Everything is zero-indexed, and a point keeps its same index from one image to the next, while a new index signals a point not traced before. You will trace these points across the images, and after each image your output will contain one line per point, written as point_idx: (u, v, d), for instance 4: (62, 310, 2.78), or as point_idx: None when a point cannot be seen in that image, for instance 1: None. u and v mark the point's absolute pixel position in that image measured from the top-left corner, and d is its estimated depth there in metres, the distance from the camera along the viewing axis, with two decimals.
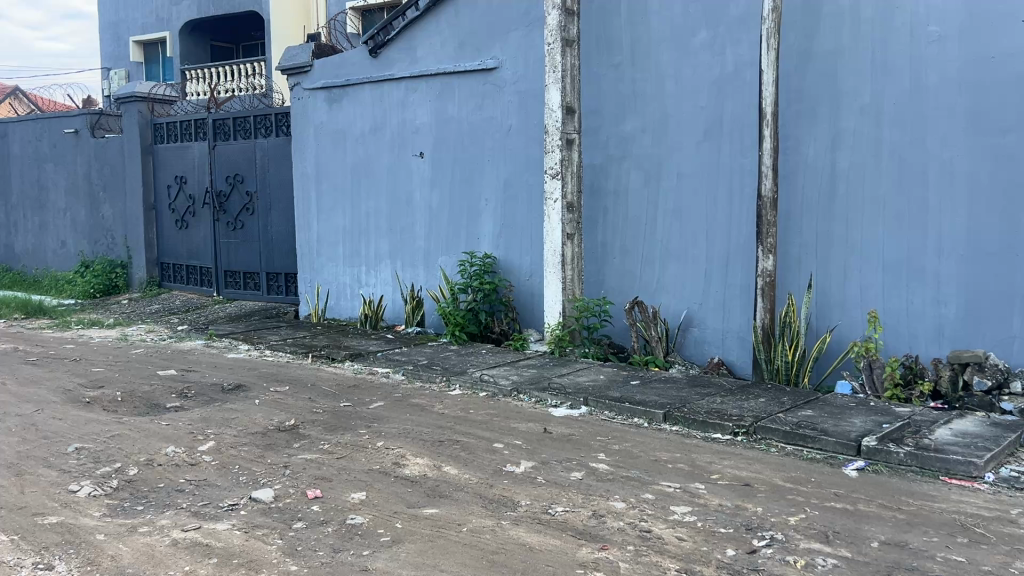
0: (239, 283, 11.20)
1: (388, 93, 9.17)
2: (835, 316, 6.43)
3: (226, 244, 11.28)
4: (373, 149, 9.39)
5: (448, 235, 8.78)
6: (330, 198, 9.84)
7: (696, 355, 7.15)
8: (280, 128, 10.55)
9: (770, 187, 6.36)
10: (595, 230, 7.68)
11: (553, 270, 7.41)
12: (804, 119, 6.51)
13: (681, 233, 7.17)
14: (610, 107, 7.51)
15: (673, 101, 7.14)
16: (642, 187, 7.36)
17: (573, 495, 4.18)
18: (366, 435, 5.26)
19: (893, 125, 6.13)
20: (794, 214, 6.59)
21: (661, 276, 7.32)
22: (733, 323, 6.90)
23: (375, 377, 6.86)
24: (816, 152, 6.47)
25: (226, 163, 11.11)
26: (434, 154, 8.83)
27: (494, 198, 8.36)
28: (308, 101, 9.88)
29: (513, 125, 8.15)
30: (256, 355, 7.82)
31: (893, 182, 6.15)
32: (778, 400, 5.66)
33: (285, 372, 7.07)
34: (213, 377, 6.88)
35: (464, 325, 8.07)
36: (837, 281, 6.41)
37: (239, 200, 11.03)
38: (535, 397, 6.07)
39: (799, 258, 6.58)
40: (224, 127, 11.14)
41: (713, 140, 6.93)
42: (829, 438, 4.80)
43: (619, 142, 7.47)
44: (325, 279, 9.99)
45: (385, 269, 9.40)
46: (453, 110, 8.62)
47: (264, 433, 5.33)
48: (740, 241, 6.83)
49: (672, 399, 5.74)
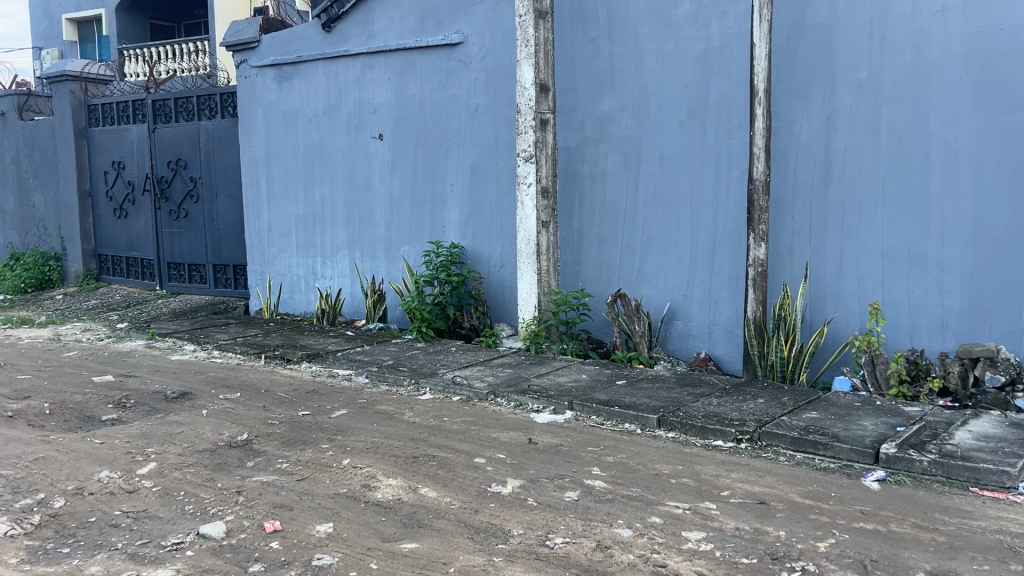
0: (184, 276, 10.46)
1: (343, 71, 8.53)
2: (831, 307, 6.03)
3: (169, 234, 10.52)
4: (327, 131, 8.74)
5: (411, 224, 8.19)
6: (281, 184, 9.16)
7: (681, 350, 6.71)
8: (226, 109, 9.83)
9: (763, 170, 5.92)
10: (571, 217, 7.18)
11: (527, 261, 6.89)
12: (797, 97, 6.07)
13: (664, 220, 6.70)
14: (585, 84, 7.00)
15: (653, 78, 6.65)
16: (621, 170, 6.87)
17: (571, 522, 3.68)
18: (329, 451, 4.69)
19: (892, 104, 5.71)
20: (787, 199, 6.16)
21: (642, 266, 6.85)
22: (721, 315, 6.46)
23: (336, 381, 6.27)
24: (809, 133, 6.04)
25: (168, 147, 10.33)
26: (394, 136, 8.22)
27: (460, 183, 7.80)
28: (256, 79, 9.19)
29: (480, 104, 7.59)
30: (203, 356, 7.16)
31: (893, 164, 5.75)
32: (778, 400, 5.23)
33: (235, 376, 6.44)
34: (155, 384, 6.22)
35: (430, 320, 7.49)
36: (832, 271, 6.01)
37: (182, 186, 10.27)
38: (514, 401, 5.56)
39: (791, 247, 6.16)
40: (164, 108, 10.36)
41: (698, 120, 6.46)
42: (843, 445, 4.40)
43: (596, 122, 6.97)
44: (277, 271, 9.34)
45: (343, 260, 8.78)
46: (414, 89, 8.03)
47: (214, 451, 4.73)
48: (728, 228, 6.38)
49: (664, 402, 5.27)
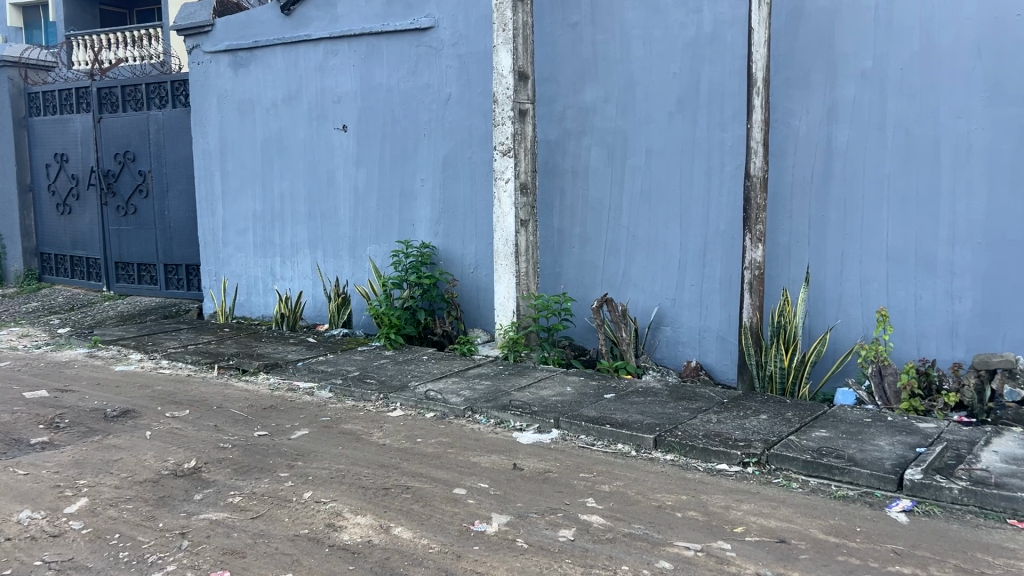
0: (133, 276, 9.78)
1: (303, 57, 7.95)
2: (831, 312, 5.63)
3: (116, 232, 9.83)
4: (287, 122, 8.15)
5: (378, 222, 7.65)
6: (237, 179, 8.55)
7: (670, 358, 6.26)
8: (177, 97, 9.18)
9: (761, 166, 5.49)
10: (551, 215, 6.70)
11: (505, 262, 6.39)
12: (796, 88, 5.65)
13: (651, 218, 6.26)
14: (567, 72, 6.52)
15: (640, 65, 6.19)
16: (606, 165, 6.41)
17: (570, 569, 3.19)
18: (288, 481, 4.15)
19: (899, 94, 5.31)
20: (784, 197, 5.75)
21: (628, 268, 6.40)
22: (713, 321, 6.03)
23: (297, 396, 5.72)
24: (809, 126, 5.62)
25: (115, 138, 9.64)
26: (359, 128, 7.67)
27: (431, 179, 7.28)
28: (210, 66, 8.57)
29: (453, 93, 7.07)
30: (150, 366, 6.55)
31: (899, 159, 5.35)
32: (783, 417, 4.80)
33: (185, 390, 5.85)
34: (94, 400, 5.60)
35: (400, 326, 6.94)
36: (834, 274, 5.60)
37: (130, 180, 9.59)
38: (494, 418, 5.06)
39: (789, 248, 5.75)
40: (111, 96, 9.67)
41: (688, 111, 6.01)
42: (862, 469, 3.98)
43: (578, 114, 6.49)
44: (233, 272, 8.73)
45: (304, 260, 8.20)
46: (381, 77, 7.48)
47: (156, 482, 4.16)
48: (721, 227, 5.95)
49: (659, 419, 4.81)
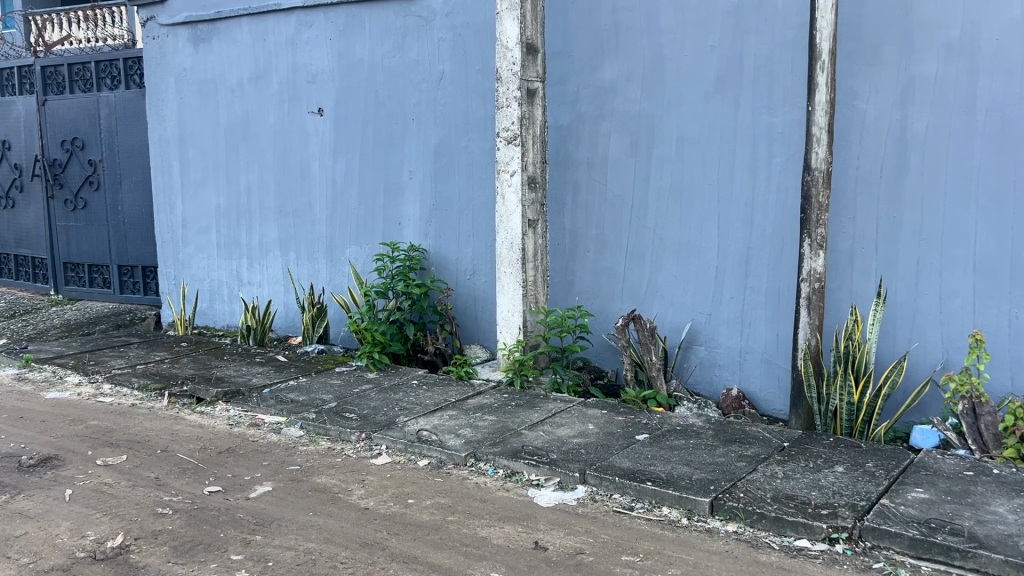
0: (83, 279, 8.73)
1: (273, 30, 6.92)
2: (903, 333, 4.70)
3: (64, 229, 8.74)
4: (254, 104, 7.11)
5: (358, 220, 6.65)
6: (198, 169, 7.51)
7: (705, 385, 5.33)
8: (131, 77, 8.10)
9: (824, 157, 4.52)
10: (562, 213, 5.74)
11: (510, 270, 5.42)
12: (863, 63, 4.70)
13: (683, 218, 5.30)
14: (582, 46, 5.55)
15: (671, 37, 5.21)
16: (628, 155, 5.45)
17: None
18: (241, 570, 3.16)
19: (993, 71, 4.37)
20: (847, 194, 4.81)
21: (653, 276, 5.44)
22: (757, 341, 5.10)
23: (262, 435, 4.73)
24: (878, 109, 4.68)
25: (61, 123, 8.54)
26: (337, 112, 6.65)
27: (420, 170, 6.29)
28: (167, 41, 7.50)
29: (446, 71, 6.07)
30: (89, 393, 5.51)
31: (991, 148, 4.40)
32: (864, 470, 3.87)
33: (124, 427, 4.81)
34: (10, 442, 4.56)
35: (385, 344, 5.94)
36: (908, 287, 4.67)
37: (79, 170, 8.52)
38: (504, 469, 4.09)
39: (853, 255, 4.82)
40: (56, 75, 8.57)
41: (729, 92, 5.05)
42: (992, 554, 3.05)
43: (596, 95, 5.53)
44: (195, 276, 7.70)
45: (274, 263, 7.18)
46: (362, 52, 6.46)
47: (65, 573, 3.15)
48: (768, 229, 4.99)
49: (711, 473, 3.86)
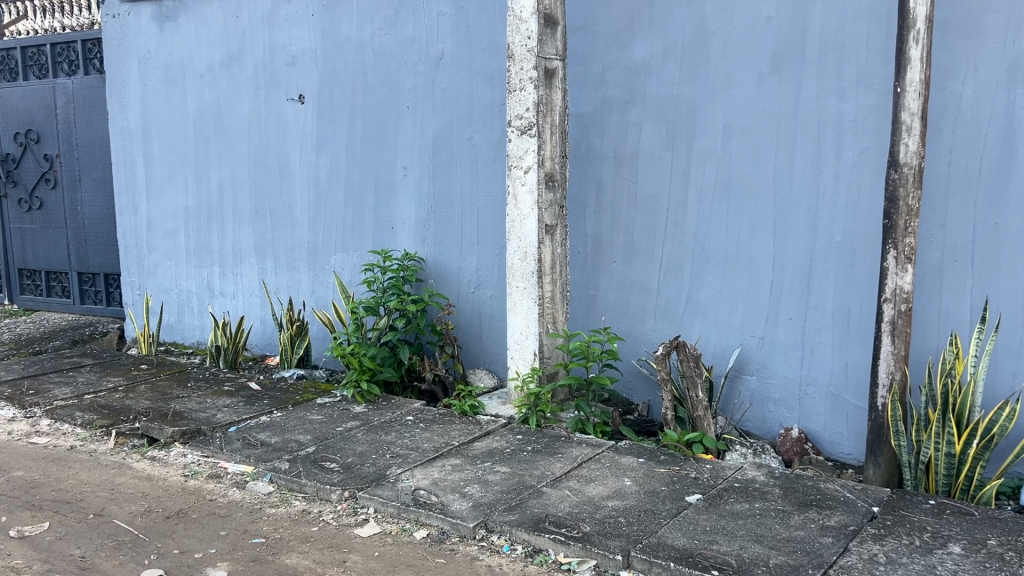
0: (40, 288, 7.85)
1: (247, 6, 6.03)
2: (1006, 365, 3.86)
3: (19, 231, 7.83)
4: (226, 91, 6.22)
5: (345, 224, 5.77)
6: (164, 165, 6.61)
7: (756, 422, 4.48)
8: (90, 61, 7.19)
9: (916, 149, 3.64)
10: (584, 216, 4.89)
11: (523, 285, 4.55)
12: (960, 35, 3.83)
13: (729, 223, 4.43)
14: (609, 19, 4.68)
15: (718, 6, 4.34)
16: (664, 147, 4.58)
17: None
18: None
19: None
20: (936, 196, 3.95)
21: (693, 292, 4.58)
22: (821, 371, 4.24)
23: (224, 491, 3.85)
24: (978, 92, 3.82)
25: (15, 114, 7.62)
26: (319, 99, 5.77)
27: (417, 166, 5.41)
28: (129, 19, 6.60)
29: (446, 51, 5.19)
30: (21, 432, 4.61)
31: None
32: (988, 551, 3.01)
33: (54, 482, 3.93)
34: None
35: (375, 371, 5.06)
36: (1013, 310, 3.82)
37: (34, 167, 7.60)
38: (525, 545, 3.22)
39: (943, 268, 3.97)
40: (9, 59, 7.63)
41: (788, 71, 4.18)
42: None
43: (625, 76, 4.66)
44: (161, 286, 6.82)
45: (249, 271, 6.31)
46: (349, 29, 5.58)
47: None
48: (837, 237, 4.12)
49: (792, 556, 2.99)
